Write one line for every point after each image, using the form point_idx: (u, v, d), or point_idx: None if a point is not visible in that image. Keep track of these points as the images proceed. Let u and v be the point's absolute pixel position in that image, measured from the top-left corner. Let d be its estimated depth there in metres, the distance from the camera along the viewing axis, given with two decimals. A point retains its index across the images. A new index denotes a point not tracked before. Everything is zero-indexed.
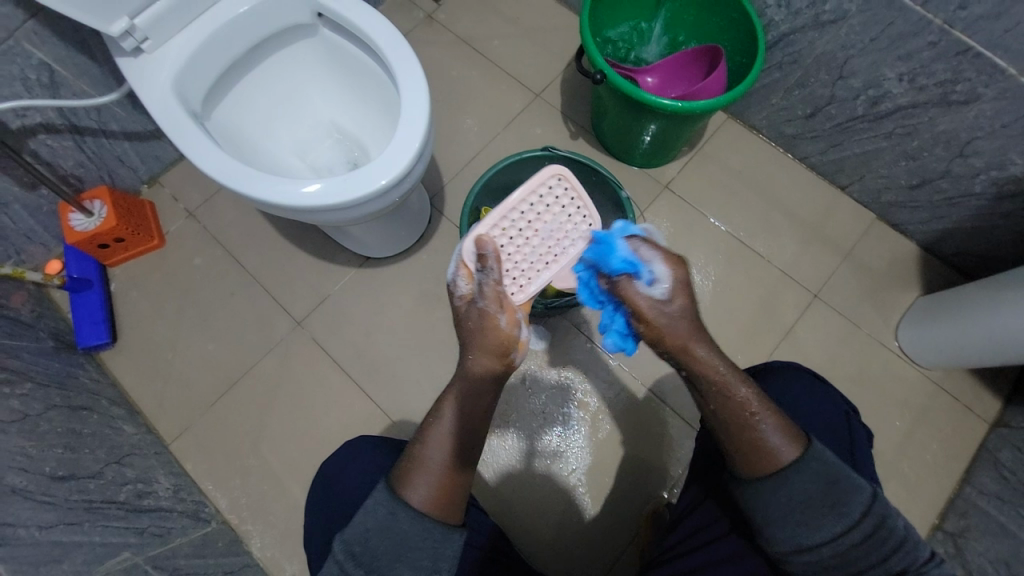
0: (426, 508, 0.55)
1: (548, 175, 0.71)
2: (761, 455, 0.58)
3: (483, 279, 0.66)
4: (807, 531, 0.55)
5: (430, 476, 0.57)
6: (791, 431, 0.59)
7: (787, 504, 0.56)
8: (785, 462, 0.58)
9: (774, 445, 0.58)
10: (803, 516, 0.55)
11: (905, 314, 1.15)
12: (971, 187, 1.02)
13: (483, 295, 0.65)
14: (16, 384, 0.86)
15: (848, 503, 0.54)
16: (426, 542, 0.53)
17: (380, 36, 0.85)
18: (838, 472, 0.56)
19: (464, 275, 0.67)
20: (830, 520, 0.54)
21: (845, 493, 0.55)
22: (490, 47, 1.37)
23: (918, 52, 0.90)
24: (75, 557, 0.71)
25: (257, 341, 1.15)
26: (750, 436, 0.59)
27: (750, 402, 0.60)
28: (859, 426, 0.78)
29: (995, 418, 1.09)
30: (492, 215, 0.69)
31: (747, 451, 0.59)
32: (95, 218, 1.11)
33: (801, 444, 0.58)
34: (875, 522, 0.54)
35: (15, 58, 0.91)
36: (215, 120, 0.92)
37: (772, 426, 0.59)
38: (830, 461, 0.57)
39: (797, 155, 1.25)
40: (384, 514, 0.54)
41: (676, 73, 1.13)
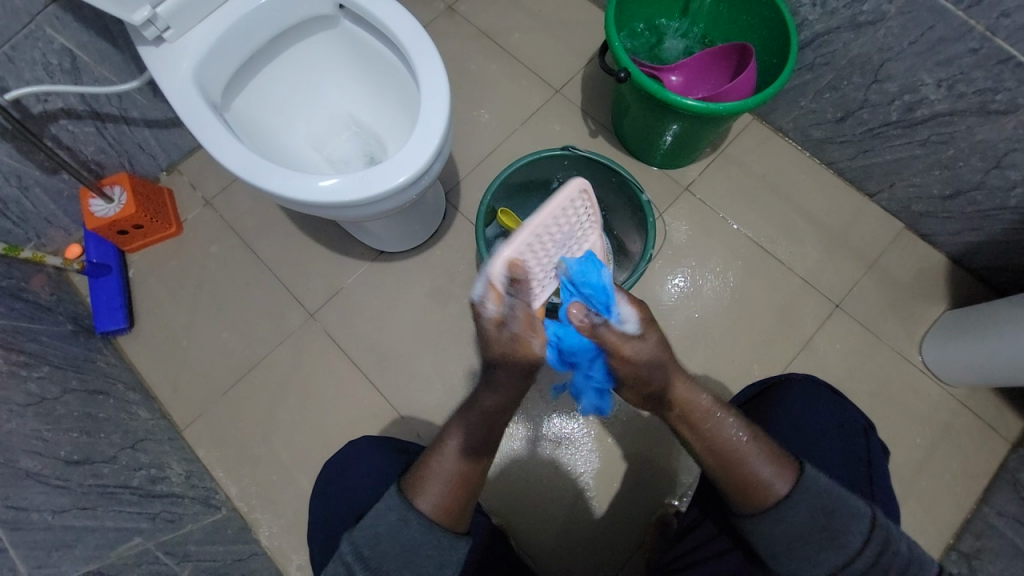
0: (435, 516, 0.55)
1: (576, 189, 0.64)
2: (754, 491, 0.57)
3: (516, 303, 0.60)
4: (808, 564, 0.54)
5: (442, 485, 0.57)
6: (781, 462, 0.57)
7: (783, 537, 0.55)
8: (780, 493, 0.56)
9: (762, 482, 0.56)
10: (801, 548, 0.54)
11: (930, 328, 1.11)
12: (1006, 200, 0.98)
13: (516, 320, 0.60)
14: (34, 368, 0.87)
15: (845, 535, 0.53)
16: (434, 550, 0.54)
17: (402, 29, 0.84)
18: (835, 501, 0.54)
19: (493, 297, 0.59)
20: (828, 553, 0.53)
21: (842, 523, 0.54)
22: (511, 41, 1.34)
23: (958, 58, 0.86)
24: (88, 541, 0.72)
25: (270, 332, 1.16)
26: (740, 474, 0.57)
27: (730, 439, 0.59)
28: (875, 441, 0.76)
29: (1017, 439, 1.06)
30: (523, 232, 0.61)
31: (739, 490, 0.57)
32: (115, 204, 1.11)
33: (794, 471, 0.57)
34: (876, 550, 0.53)
35: (39, 44, 0.91)
36: (234, 111, 0.91)
37: (759, 459, 0.58)
38: (826, 487, 0.55)
39: (824, 160, 1.21)
40: (395, 519, 0.54)
41: (702, 72, 1.10)
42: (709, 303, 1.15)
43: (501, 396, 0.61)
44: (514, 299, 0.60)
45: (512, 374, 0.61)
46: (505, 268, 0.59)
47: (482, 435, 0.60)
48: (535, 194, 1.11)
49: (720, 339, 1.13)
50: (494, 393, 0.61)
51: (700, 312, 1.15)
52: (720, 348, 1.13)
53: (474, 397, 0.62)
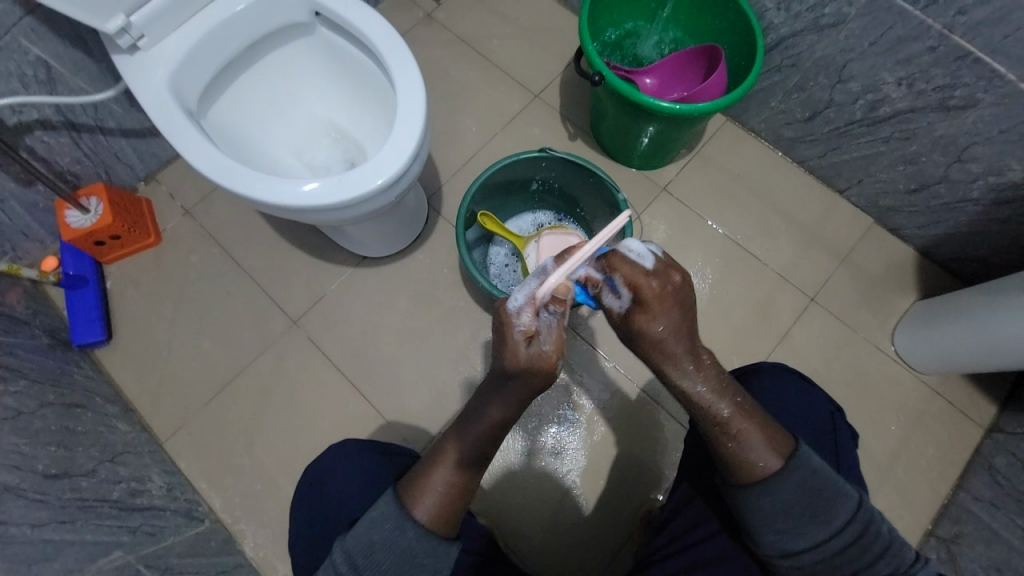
0: (432, 524, 0.56)
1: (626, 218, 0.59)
2: (745, 467, 0.59)
3: (551, 321, 0.64)
4: (794, 538, 0.56)
5: (438, 496, 0.57)
6: (776, 443, 0.59)
7: (768, 511, 0.57)
8: (771, 470, 0.58)
9: (755, 459, 0.58)
10: (789, 524, 0.56)
11: (901, 319, 1.14)
12: (969, 192, 1.02)
13: (548, 338, 0.63)
14: (10, 382, 0.86)
15: (834, 510, 0.55)
16: (430, 558, 0.55)
17: (378, 35, 0.85)
18: (824, 481, 0.57)
19: (531, 311, 0.62)
20: (813, 528, 0.55)
21: (831, 501, 0.56)
22: (489, 47, 1.36)
23: (917, 56, 0.90)
24: (67, 555, 0.71)
25: (253, 340, 1.15)
26: (733, 447, 0.59)
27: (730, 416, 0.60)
28: (845, 428, 0.78)
29: (990, 424, 1.09)
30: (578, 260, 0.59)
31: (728, 462, 0.60)
32: (91, 215, 1.10)
33: (788, 450, 0.59)
34: (860, 527, 0.55)
35: (12, 55, 0.90)
36: (211, 119, 0.91)
37: (757, 438, 0.59)
38: (815, 469, 0.57)
39: (795, 159, 1.24)
40: (391, 528, 0.54)
41: (675, 74, 1.13)
42: None
43: (508, 411, 0.61)
44: (551, 316, 0.63)
45: (520, 392, 0.61)
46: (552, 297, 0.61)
47: (484, 448, 0.60)
48: (514, 195, 1.12)
49: (701, 335, 1.15)
50: (499, 405, 0.61)
51: None
52: None
53: (481, 410, 0.61)
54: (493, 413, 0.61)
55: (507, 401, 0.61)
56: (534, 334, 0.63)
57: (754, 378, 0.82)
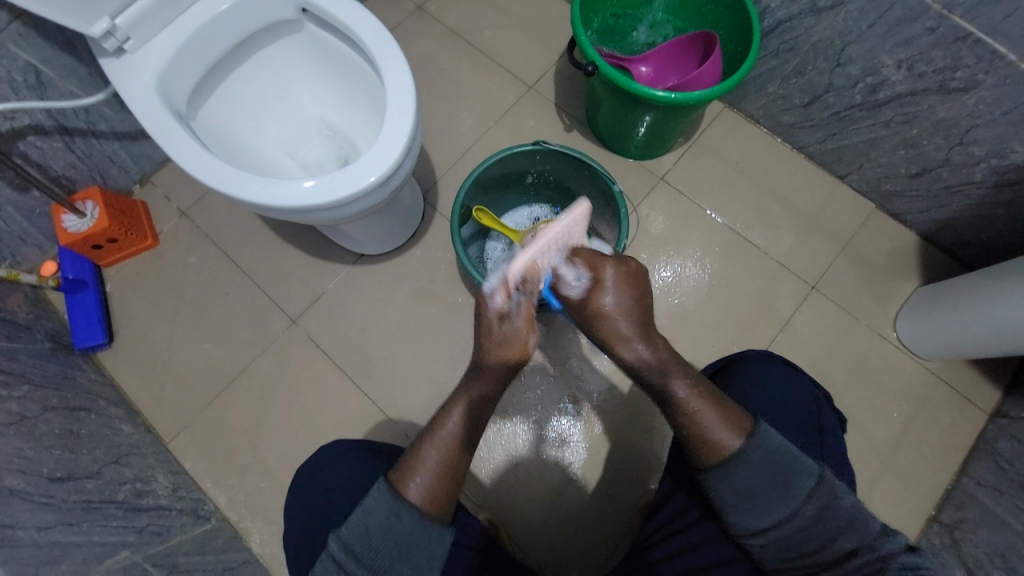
0: (424, 505, 0.57)
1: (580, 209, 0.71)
2: (706, 445, 0.60)
3: (521, 300, 0.69)
4: (754, 515, 0.56)
5: (429, 473, 0.59)
6: (734, 419, 0.60)
7: (732, 491, 0.58)
8: (727, 450, 0.59)
9: (714, 437, 0.59)
10: (751, 501, 0.57)
11: (904, 305, 1.13)
12: (971, 175, 1.00)
13: (518, 315, 0.68)
14: (12, 387, 0.87)
15: (793, 486, 0.56)
16: (426, 542, 0.55)
17: (366, 30, 0.84)
18: (785, 457, 0.57)
19: (504, 292, 0.67)
20: (775, 504, 0.56)
21: (790, 475, 0.56)
22: (482, 39, 1.35)
23: (917, 38, 0.88)
24: (74, 557, 0.72)
25: (253, 339, 1.16)
26: (688, 426, 0.61)
27: (686, 396, 0.63)
28: (830, 411, 0.78)
29: (993, 410, 1.08)
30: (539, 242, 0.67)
31: (687, 443, 0.61)
32: (88, 219, 1.10)
33: (744, 428, 0.59)
34: (823, 502, 0.55)
35: (2, 60, 0.90)
36: (201, 120, 0.91)
37: (712, 415, 0.61)
38: (778, 446, 0.57)
39: (795, 145, 1.22)
40: (385, 514, 0.55)
41: (670, 62, 1.11)
42: (688, 290, 1.16)
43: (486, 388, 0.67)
44: (522, 296, 0.68)
45: (496, 369, 0.69)
46: (522, 272, 0.67)
47: (471, 425, 0.64)
48: (510, 189, 1.11)
49: (700, 325, 1.14)
50: (478, 382, 0.67)
51: (679, 298, 1.16)
52: (701, 333, 1.14)
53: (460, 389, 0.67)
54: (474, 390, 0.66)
55: (484, 376, 0.68)
56: (506, 314, 0.68)
57: (738, 367, 0.82)
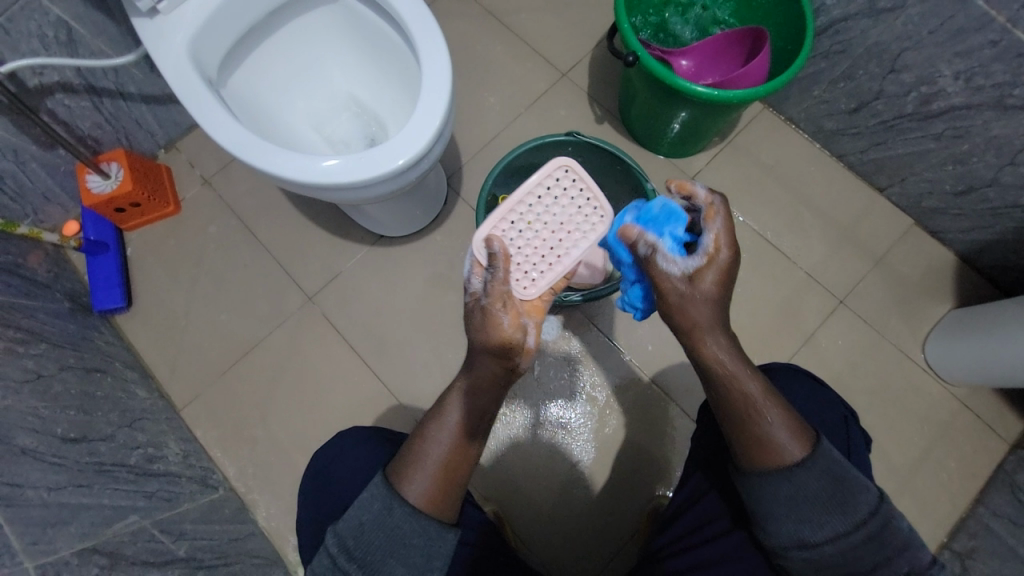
0: (420, 503, 0.56)
1: (558, 166, 0.69)
2: (765, 451, 0.57)
3: (491, 277, 0.65)
4: (809, 527, 0.54)
5: (426, 471, 0.57)
6: (800, 429, 0.58)
7: (790, 498, 0.55)
8: (789, 459, 0.56)
9: (779, 441, 0.57)
10: (806, 512, 0.55)
11: (934, 326, 1.10)
12: (1019, 197, 0.96)
13: (488, 294, 0.65)
14: (30, 345, 0.87)
15: (854, 501, 0.54)
16: (420, 539, 0.54)
17: (405, 6, 0.81)
18: (847, 472, 0.55)
19: (475, 271, 0.67)
20: (832, 518, 0.54)
21: (851, 491, 0.54)
22: (517, 21, 1.31)
23: (979, 49, 0.83)
24: (83, 519, 0.73)
25: (268, 314, 1.15)
26: (757, 429, 0.58)
27: (757, 395, 0.59)
28: (858, 431, 0.75)
29: (1017, 440, 1.05)
30: (500, 210, 0.67)
31: (748, 446, 0.58)
32: (112, 181, 1.10)
33: (809, 439, 0.57)
34: (881, 522, 0.53)
35: (34, 15, 0.89)
36: (230, 88, 0.89)
37: (780, 422, 0.58)
38: (839, 461, 0.56)
39: (835, 152, 1.18)
40: (379, 508, 0.54)
41: (712, 58, 1.07)
42: None
43: (478, 379, 0.62)
44: (490, 271, 0.65)
45: (489, 357, 0.63)
46: (484, 244, 0.66)
47: (469, 420, 0.61)
48: None
49: None
50: (469, 372, 0.63)
51: None
52: None
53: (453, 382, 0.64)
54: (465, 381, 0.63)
55: (478, 364, 0.63)
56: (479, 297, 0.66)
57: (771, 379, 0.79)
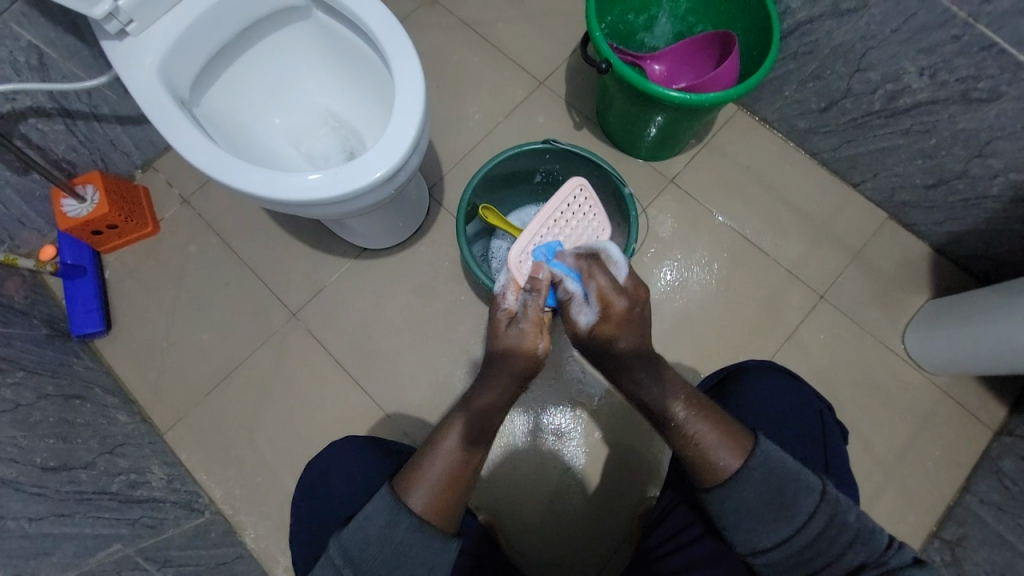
0: (427, 514, 0.55)
1: (573, 186, 0.79)
2: (705, 469, 0.58)
3: (528, 300, 0.69)
4: (758, 535, 0.55)
5: (434, 484, 0.57)
6: (734, 438, 0.59)
7: (733, 511, 0.57)
8: (727, 472, 0.57)
9: (716, 457, 0.58)
10: (753, 518, 0.56)
11: (913, 318, 1.12)
12: (988, 189, 0.98)
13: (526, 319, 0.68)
14: (8, 373, 0.86)
15: (794, 505, 0.54)
16: (426, 553, 0.53)
17: (376, 20, 0.82)
18: (784, 475, 0.56)
19: (513, 289, 0.72)
20: (778, 523, 0.55)
21: (791, 495, 0.55)
22: (493, 31, 1.32)
23: (941, 45, 0.85)
24: (66, 549, 0.71)
25: (252, 331, 1.14)
26: (688, 452, 0.59)
27: (687, 417, 0.61)
28: (833, 424, 0.77)
29: (999, 427, 1.07)
30: (531, 227, 0.74)
31: (689, 467, 0.60)
32: (88, 204, 1.09)
33: (746, 448, 0.58)
34: (825, 521, 0.54)
35: (4, 40, 0.88)
36: (204, 107, 0.88)
37: (711, 435, 0.59)
38: (780, 465, 0.56)
39: (808, 150, 1.20)
40: (384, 520, 0.53)
41: (685, 62, 1.08)
42: (694, 294, 1.15)
43: (495, 398, 0.64)
44: (528, 295, 0.69)
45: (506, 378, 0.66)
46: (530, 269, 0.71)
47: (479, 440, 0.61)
48: (517, 188, 1.09)
49: (705, 331, 1.13)
50: (488, 388, 0.65)
51: (684, 301, 1.14)
52: (705, 339, 1.12)
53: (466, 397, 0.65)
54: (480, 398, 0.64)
55: (491, 385, 0.65)
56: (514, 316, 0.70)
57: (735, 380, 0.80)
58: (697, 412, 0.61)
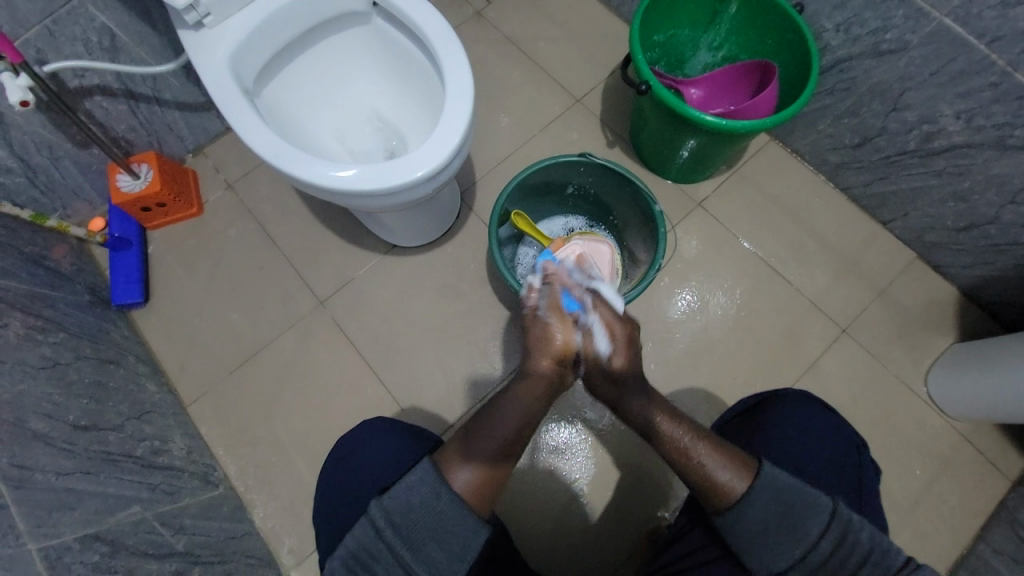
0: (466, 495, 0.58)
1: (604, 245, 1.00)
2: (713, 489, 0.61)
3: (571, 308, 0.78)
4: (772, 553, 0.57)
5: (472, 470, 0.60)
6: (737, 460, 0.62)
7: (750, 529, 0.58)
8: (740, 491, 0.60)
9: (721, 479, 0.61)
10: (765, 539, 0.57)
11: (935, 360, 1.11)
12: (1020, 236, 0.98)
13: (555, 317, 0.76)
14: (49, 333, 0.90)
15: (803, 525, 0.56)
16: (460, 527, 0.54)
17: (433, 30, 0.86)
18: (791, 493, 0.57)
19: (536, 295, 0.79)
20: (788, 542, 0.56)
21: (799, 514, 0.56)
22: (535, 48, 1.37)
23: (978, 90, 0.87)
24: (88, 505, 0.74)
25: (281, 316, 1.18)
26: (694, 474, 0.63)
27: (689, 442, 0.65)
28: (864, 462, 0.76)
29: (1020, 478, 1.04)
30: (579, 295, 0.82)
31: (699, 489, 0.63)
32: (141, 181, 1.15)
33: (748, 470, 0.61)
34: (836, 539, 0.55)
35: (80, 21, 0.95)
36: (263, 98, 0.93)
37: (713, 459, 0.63)
38: (785, 487, 0.58)
39: (838, 185, 1.21)
40: (427, 491, 0.55)
41: (721, 90, 1.11)
42: (715, 317, 1.15)
43: (541, 386, 0.70)
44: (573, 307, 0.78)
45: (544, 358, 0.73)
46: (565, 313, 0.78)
47: (521, 423, 0.66)
48: (548, 198, 1.12)
49: (723, 354, 1.13)
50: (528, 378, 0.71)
51: (705, 322, 1.15)
52: (722, 362, 1.13)
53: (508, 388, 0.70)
54: (534, 376, 0.71)
55: (541, 362, 0.72)
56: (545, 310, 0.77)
57: (766, 411, 0.79)
58: (693, 438, 0.66)
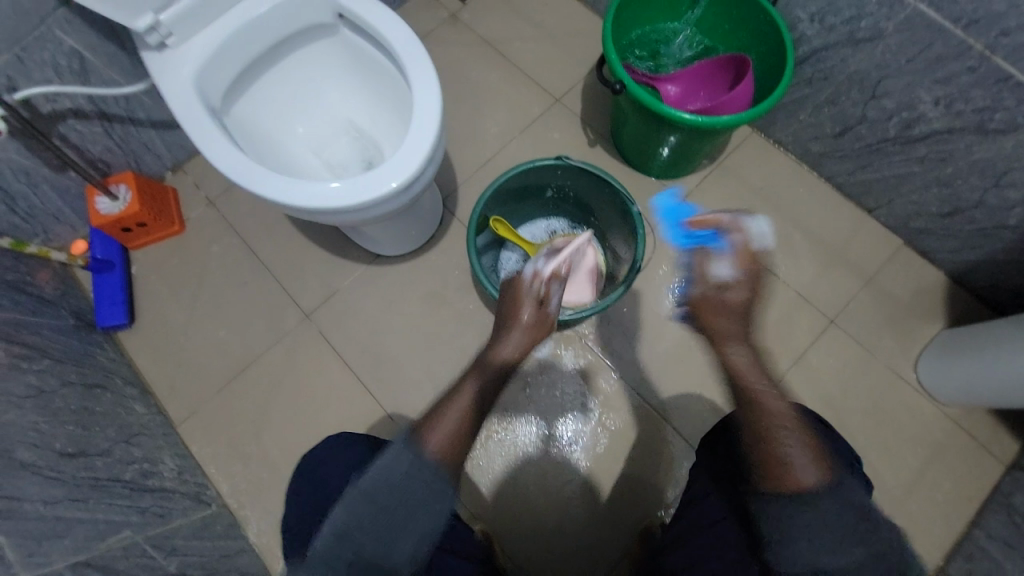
0: (438, 454, 0.60)
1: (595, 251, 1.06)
2: (777, 473, 0.58)
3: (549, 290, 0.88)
4: (827, 557, 0.51)
5: (445, 430, 0.63)
6: (818, 459, 0.58)
7: (808, 528, 0.53)
8: (809, 483, 0.56)
9: (794, 466, 0.58)
10: (822, 542, 0.52)
11: (925, 347, 1.10)
12: (1005, 219, 0.97)
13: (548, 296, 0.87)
14: (34, 361, 0.90)
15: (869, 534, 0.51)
16: (436, 502, 0.56)
17: (398, 39, 0.85)
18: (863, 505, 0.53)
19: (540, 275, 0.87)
20: (845, 548, 0.51)
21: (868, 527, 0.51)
22: (513, 49, 1.36)
23: (956, 75, 0.86)
24: (78, 533, 0.74)
25: (267, 331, 1.18)
26: (766, 450, 0.61)
27: (782, 412, 0.64)
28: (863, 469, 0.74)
29: (1013, 462, 1.04)
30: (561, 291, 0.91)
31: (762, 466, 0.60)
32: (119, 202, 1.14)
33: (824, 473, 0.56)
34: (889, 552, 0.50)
35: (49, 46, 0.94)
36: (233, 117, 0.93)
37: (794, 448, 0.59)
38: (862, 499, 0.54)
39: (822, 174, 1.20)
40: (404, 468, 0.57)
41: (699, 85, 1.10)
42: None
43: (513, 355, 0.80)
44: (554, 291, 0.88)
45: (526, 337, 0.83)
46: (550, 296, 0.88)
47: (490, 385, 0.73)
48: (528, 202, 1.12)
49: (711, 350, 1.13)
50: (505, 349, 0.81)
51: None
52: (711, 357, 1.12)
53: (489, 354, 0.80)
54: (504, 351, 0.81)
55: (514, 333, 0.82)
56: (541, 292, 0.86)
57: None
58: (788, 423, 0.62)
